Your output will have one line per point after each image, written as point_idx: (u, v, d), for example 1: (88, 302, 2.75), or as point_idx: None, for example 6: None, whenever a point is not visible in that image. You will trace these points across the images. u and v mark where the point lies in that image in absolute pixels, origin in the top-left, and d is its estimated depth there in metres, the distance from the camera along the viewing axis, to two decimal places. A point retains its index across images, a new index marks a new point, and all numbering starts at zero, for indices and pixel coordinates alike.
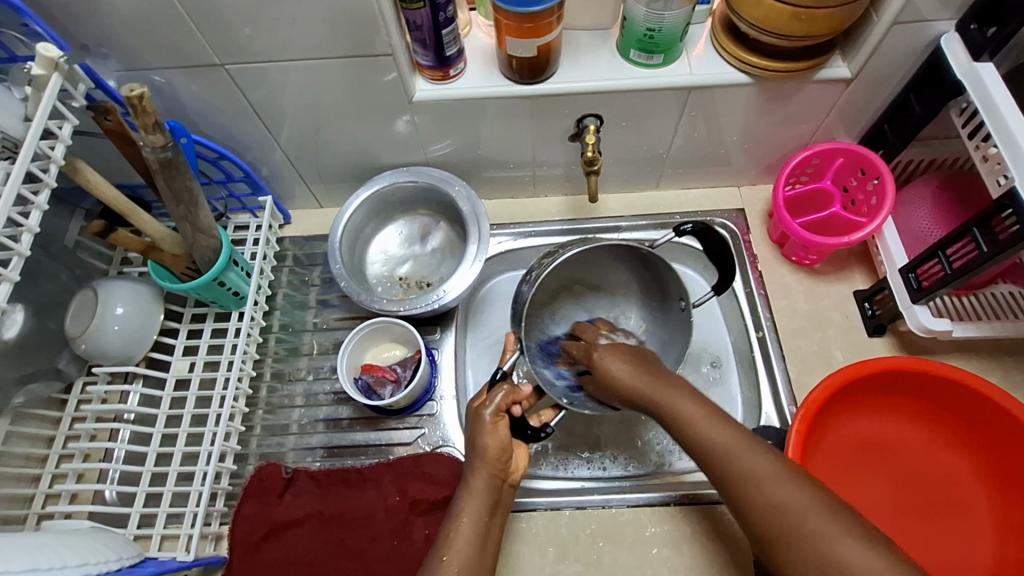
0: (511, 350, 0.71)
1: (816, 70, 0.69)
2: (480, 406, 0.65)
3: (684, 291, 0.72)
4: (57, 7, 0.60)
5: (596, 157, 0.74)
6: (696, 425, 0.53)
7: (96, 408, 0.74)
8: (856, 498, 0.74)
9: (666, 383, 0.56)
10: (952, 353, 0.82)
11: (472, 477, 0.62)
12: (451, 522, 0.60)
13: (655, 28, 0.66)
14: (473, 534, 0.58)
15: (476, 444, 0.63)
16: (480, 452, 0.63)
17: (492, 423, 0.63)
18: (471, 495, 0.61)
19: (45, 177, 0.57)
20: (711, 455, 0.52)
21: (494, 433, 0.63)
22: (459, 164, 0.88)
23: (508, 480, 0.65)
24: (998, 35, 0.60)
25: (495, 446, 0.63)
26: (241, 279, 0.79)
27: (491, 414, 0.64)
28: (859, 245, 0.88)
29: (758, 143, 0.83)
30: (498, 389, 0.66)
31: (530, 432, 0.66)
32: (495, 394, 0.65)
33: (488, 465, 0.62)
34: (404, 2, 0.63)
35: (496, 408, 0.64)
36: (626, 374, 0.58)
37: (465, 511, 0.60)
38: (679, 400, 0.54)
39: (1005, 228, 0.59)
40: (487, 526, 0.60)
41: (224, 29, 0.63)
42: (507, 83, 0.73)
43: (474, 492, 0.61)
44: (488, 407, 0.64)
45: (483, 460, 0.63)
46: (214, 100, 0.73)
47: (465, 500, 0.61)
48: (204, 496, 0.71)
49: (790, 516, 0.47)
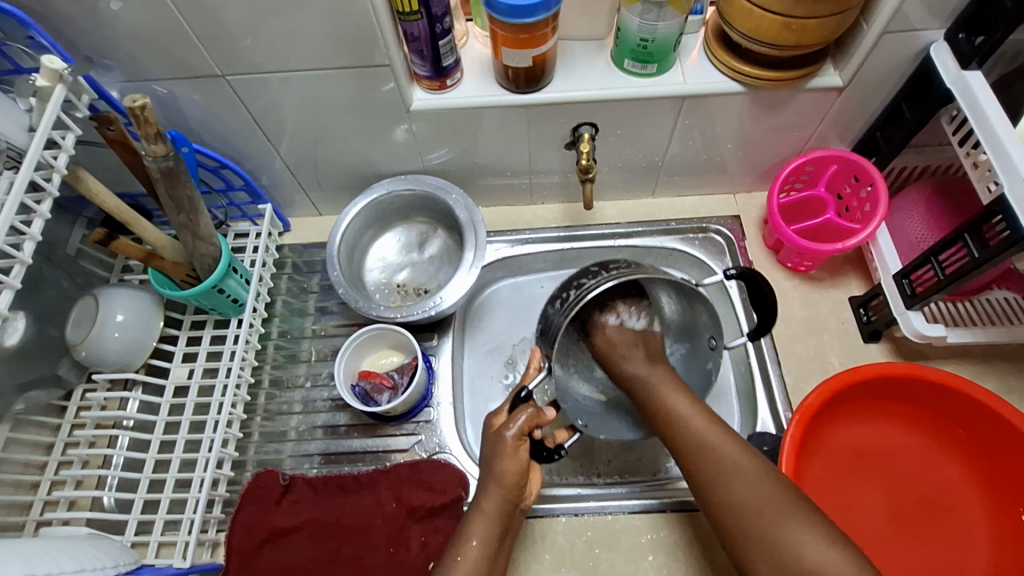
0: (535, 368, 0.69)
1: (808, 79, 0.70)
2: (501, 427, 0.63)
3: (718, 331, 0.72)
4: (62, 20, 0.61)
5: (592, 165, 0.75)
6: (687, 419, 0.59)
7: (95, 415, 0.74)
8: (852, 506, 0.74)
9: (664, 379, 0.63)
10: (948, 359, 0.82)
11: (484, 499, 0.62)
12: (459, 545, 0.60)
13: (649, 39, 0.67)
14: (483, 557, 0.59)
15: (492, 467, 0.62)
16: (497, 476, 0.62)
17: (514, 447, 0.61)
18: (482, 518, 0.61)
19: (47, 186, 0.57)
20: (694, 446, 0.57)
21: (513, 456, 0.62)
22: (456, 173, 0.89)
23: (520, 504, 0.64)
24: (986, 43, 0.61)
25: (513, 469, 0.62)
26: (240, 286, 0.80)
27: (513, 436, 0.62)
28: (853, 252, 0.89)
29: (753, 150, 0.84)
30: (520, 412, 0.63)
31: (546, 453, 0.64)
32: (517, 416, 0.62)
33: (500, 484, 0.62)
34: (402, 13, 0.64)
35: (518, 430, 0.62)
36: (629, 365, 0.65)
37: (474, 533, 0.60)
38: (671, 394, 0.61)
39: (996, 234, 0.60)
40: (497, 547, 0.61)
41: (224, 40, 0.64)
42: (503, 92, 0.74)
43: (486, 513, 0.61)
44: (511, 428, 0.62)
45: (495, 479, 0.62)
46: (214, 110, 0.75)
47: (477, 522, 0.61)
48: (202, 502, 0.71)
49: (751, 499, 0.53)
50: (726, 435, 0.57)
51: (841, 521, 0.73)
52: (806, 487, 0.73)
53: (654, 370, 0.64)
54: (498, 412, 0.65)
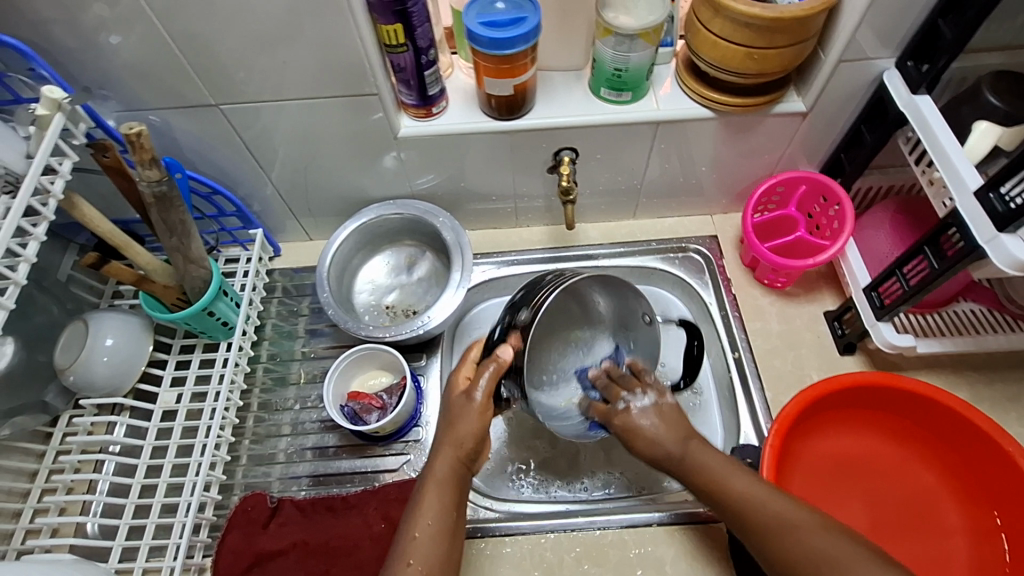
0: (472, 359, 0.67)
1: (773, 104, 0.75)
2: (469, 389, 0.63)
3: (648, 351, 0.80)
4: (63, 53, 0.64)
5: (572, 187, 0.79)
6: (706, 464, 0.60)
7: (81, 440, 0.73)
8: (841, 498, 0.75)
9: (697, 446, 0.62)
10: (921, 369, 0.85)
11: (436, 462, 0.60)
12: (414, 522, 0.58)
13: (622, 68, 0.72)
14: (439, 531, 0.57)
15: (454, 427, 0.61)
16: (454, 434, 0.61)
17: (481, 408, 0.62)
18: (436, 485, 0.59)
19: (43, 211, 0.59)
20: (738, 506, 0.58)
21: (479, 418, 0.62)
22: (444, 197, 0.92)
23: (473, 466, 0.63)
24: (931, 70, 0.66)
25: (474, 429, 0.61)
26: (230, 309, 0.81)
27: (481, 395, 0.62)
28: (826, 268, 0.92)
29: (727, 173, 0.88)
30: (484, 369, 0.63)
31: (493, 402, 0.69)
32: (483, 374, 0.62)
33: (456, 441, 0.61)
34: (389, 46, 0.67)
35: (484, 391, 0.62)
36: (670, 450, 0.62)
37: (428, 505, 0.58)
38: (702, 455, 0.61)
39: (953, 245, 0.64)
40: (454, 519, 0.59)
41: (220, 72, 0.67)
42: (487, 119, 0.77)
43: (440, 481, 0.59)
44: (479, 389, 0.62)
45: (451, 435, 0.61)
46: (209, 139, 0.77)
47: (429, 490, 0.59)
48: (190, 526, 0.71)
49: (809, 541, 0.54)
50: (740, 472, 0.60)
51: None
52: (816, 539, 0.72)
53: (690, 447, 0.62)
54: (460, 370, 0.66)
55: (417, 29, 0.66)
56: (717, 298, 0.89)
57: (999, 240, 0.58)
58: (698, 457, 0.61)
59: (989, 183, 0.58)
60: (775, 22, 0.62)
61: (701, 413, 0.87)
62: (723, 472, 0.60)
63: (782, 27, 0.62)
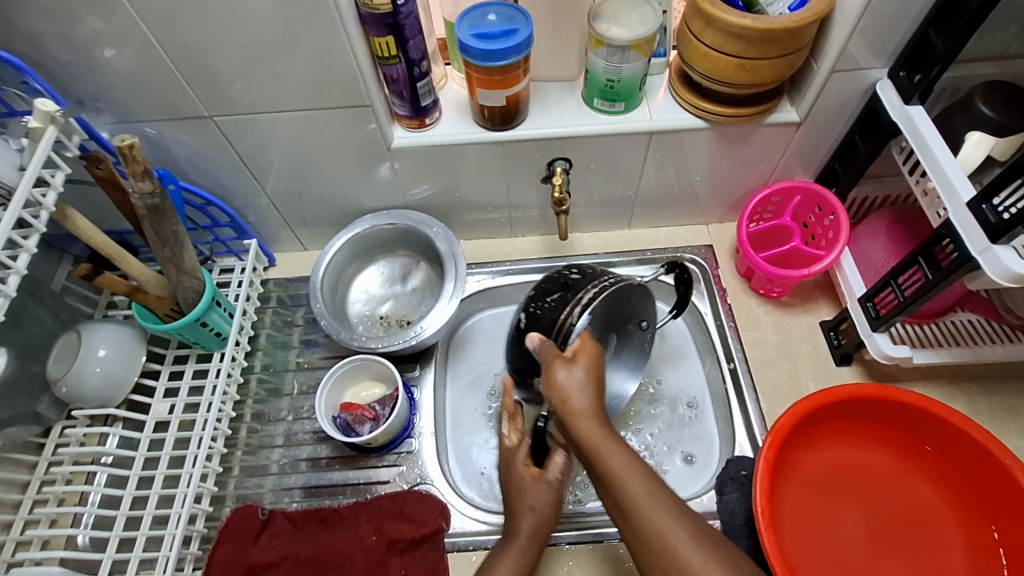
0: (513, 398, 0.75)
1: (767, 114, 0.75)
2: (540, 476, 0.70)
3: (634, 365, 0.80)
4: (58, 66, 0.65)
5: (565, 198, 0.79)
6: (613, 461, 0.57)
7: (72, 451, 0.73)
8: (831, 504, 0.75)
9: (607, 438, 0.58)
10: (919, 380, 0.84)
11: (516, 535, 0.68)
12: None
13: (615, 79, 0.72)
14: None
15: (531, 505, 0.69)
16: (529, 510, 0.69)
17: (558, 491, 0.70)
18: (513, 553, 0.67)
19: (35, 223, 0.59)
20: (629, 505, 0.55)
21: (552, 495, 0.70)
22: (438, 207, 0.92)
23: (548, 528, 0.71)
24: (924, 80, 0.65)
25: (549, 506, 0.69)
26: (224, 319, 0.81)
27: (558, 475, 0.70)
28: (822, 277, 0.92)
29: (721, 183, 0.88)
30: (554, 457, 0.72)
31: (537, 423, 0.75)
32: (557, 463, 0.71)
33: (537, 517, 0.68)
34: (382, 58, 0.68)
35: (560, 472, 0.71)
36: (611, 458, 0.57)
37: (506, 560, 0.67)
38: (613, 456, 0.57)
39: (947, 256, 0.63)
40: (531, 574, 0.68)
41: (214, 84, 0.67)
42: (480, 130, 0.77)
43: (520, 551, 0.67)
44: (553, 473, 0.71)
45: (532, 511, 0.68)
46: (203, 151, 0.78)
47: (506, 557, 0.67)
48: (179, 539, 0.70)
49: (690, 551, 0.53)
50: (643, 475, 0.56)
51: (820, 541, 0.73)
52: (792, 560, 0.71)
53: (627, 459, 0.57)
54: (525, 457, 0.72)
55: (410, 41, 0.66)
56: (712, 308, 0.89)
57: (993, 251, 0.58)
58: (607, 454, 0.57)
59: (982, 194, 0.58)
60: (766, 33, 0.62)
61: (695, 425, 0.86)
62: (624, 470, 0.56)
63: (773, 39, 0.62)
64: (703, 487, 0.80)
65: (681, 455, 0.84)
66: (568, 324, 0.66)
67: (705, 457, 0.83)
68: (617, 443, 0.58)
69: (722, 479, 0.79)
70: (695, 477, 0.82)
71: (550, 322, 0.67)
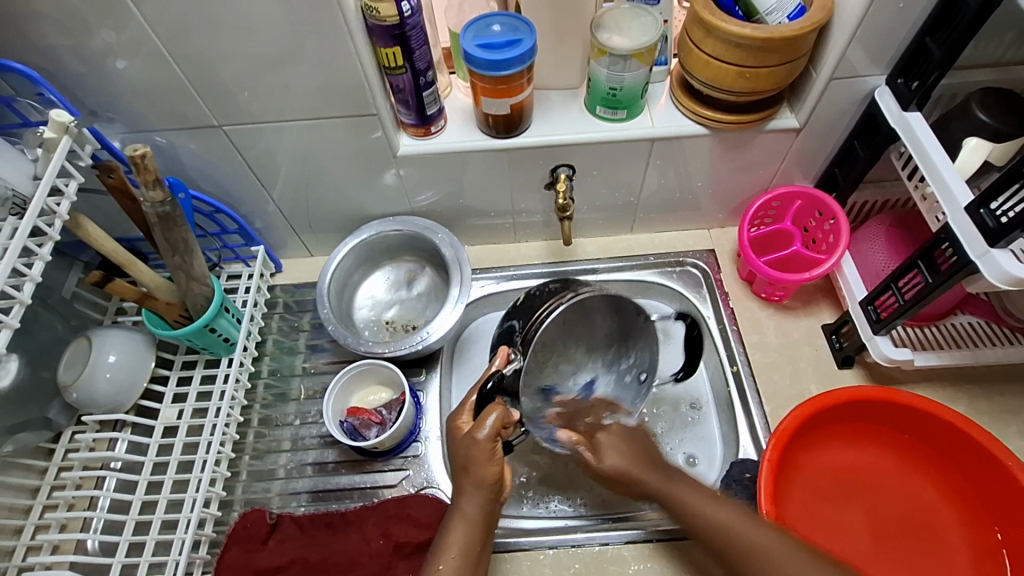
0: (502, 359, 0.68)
1: (767, 121, 0.76)
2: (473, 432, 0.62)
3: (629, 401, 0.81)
4: (71, 78, 0.66)
5: (569, 204, 0.80)
6: (687, 498, 0.61)
7: (83, 456, 0.74)
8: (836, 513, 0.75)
9: (670, 484, 0.62)
10: (920, 382, 0.85)
11: (463, 503, 0.62)
12: (440, 554, 0.60)
13: (617, 87, 0.73)
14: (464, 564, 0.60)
15: (469, 470, 0.62)
16: (475, 480, 0.62)
17: (490, 452, 0.61)
18: (462, 522, 0.61)
19: (49, 231, 0.60)
20: (722, 536, 0.58)
21: (491, 460, 0.62)
22: (443, 214, 0.93)
23: (499, 498, 0.64)
24: (922, 86, 0.67)
25: (490, 471, 0.62)
26: (232, 325, 0.82)
27: (485, 437, 0.61)
28: (823, 281, 0.93)
29: (722, 189, 0.89)
30: (488, 414, 0.62)
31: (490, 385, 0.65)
32: (487, 418, 0.62)
33: (474, 476, 0.62)
34: (388, 68, 0.69)
35: (489, 432, 0.61)
36: (688, 500, 0.60)
37: (454, 541, 0.60)
38: (687, 496, 0.61)
39: (946, 259, 0.64)
40: (478, 553, 0.61)
41: (223, 94, 0.69)
42: (484, 137, 0.78)
43: (468, 520, 0.61)
44: (483, 431, 0.62)
45: (467, 471, 0.62)
46: (212, 159, 0.79)
47: (453, 529, 0.61)
48: (189, 543, 0.71)
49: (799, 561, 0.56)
50: (716, 502, 0.60)
51: (826, 544, 0.73)
52: None
53: (697, 495, 0.61)
54: (461, 413, 0.65)
55: (415, 52, 0.67)
56: (715, 313, 0.89)
57: (991, 255, 0.59)
58: (679, 496, 0.61)
59: (980, 199, 0.59)
60: (765, 42, 0.63)
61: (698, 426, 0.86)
62: (703, 505, 0.60)
63: (772, 47, 0.64)
64: (707, 488, 0.81)
65: (684, 456, 0.84)
66: (542, 317, 0.68)
67: (708, 459, 0.84)
68: (688, 485, 0.62)
69: (727, 483, 0.78)
70: (698, 479, 0.83)
71: (531, 307, 0.71)
